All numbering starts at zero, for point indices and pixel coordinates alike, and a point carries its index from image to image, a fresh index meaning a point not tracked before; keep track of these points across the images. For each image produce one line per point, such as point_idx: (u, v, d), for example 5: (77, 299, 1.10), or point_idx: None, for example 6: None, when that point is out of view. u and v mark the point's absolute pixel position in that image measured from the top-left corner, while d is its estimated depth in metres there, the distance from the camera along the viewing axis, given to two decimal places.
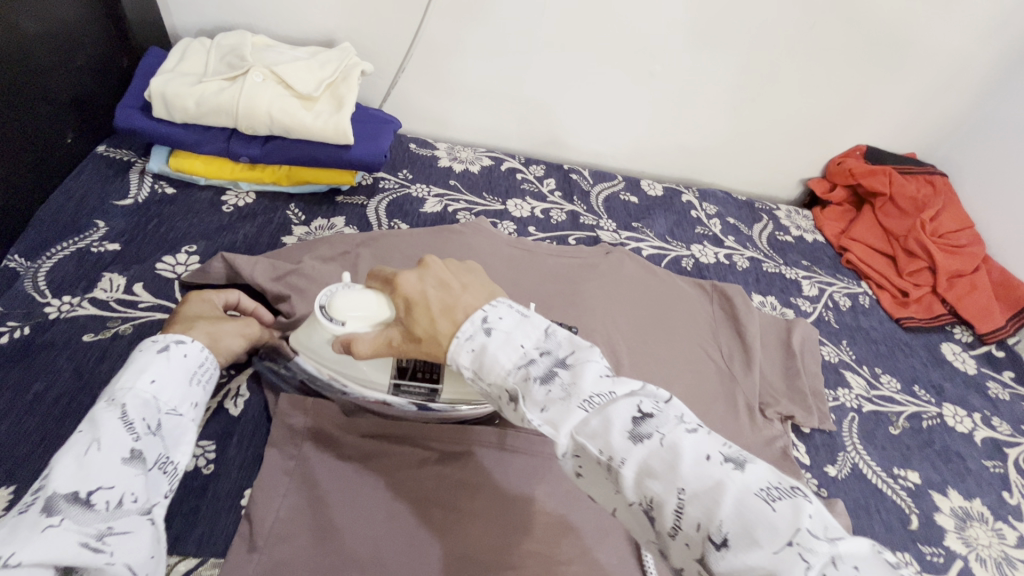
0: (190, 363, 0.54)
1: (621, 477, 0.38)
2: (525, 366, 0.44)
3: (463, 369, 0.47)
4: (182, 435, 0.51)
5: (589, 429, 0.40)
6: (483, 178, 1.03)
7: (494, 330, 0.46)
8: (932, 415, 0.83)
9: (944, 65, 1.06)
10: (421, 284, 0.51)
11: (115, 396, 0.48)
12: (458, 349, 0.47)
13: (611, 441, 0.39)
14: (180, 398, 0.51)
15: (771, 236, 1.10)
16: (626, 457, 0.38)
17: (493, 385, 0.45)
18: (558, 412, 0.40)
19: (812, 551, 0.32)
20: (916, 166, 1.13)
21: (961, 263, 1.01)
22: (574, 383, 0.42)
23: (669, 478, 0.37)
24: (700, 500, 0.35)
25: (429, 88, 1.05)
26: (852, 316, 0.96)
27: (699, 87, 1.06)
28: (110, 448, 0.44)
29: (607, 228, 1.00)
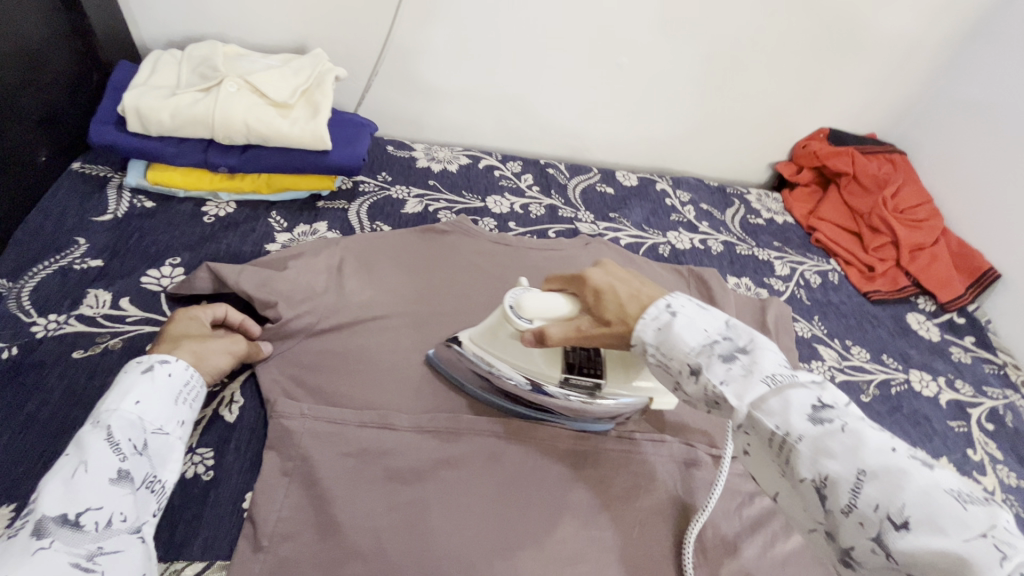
0: (175, 382, 0.56)
1: (796, 452, 0.42)
2: (709, 345, 0.49)
3: (646, 346, 0.51)
4: (169, 454, 0.53)
5: (767, 408, 0.44)
6: (462, 177, 1.05)
7: (678, 313, 0.51)
8: (900, 381, 0.87)
9: (897, 48, 1.11)
10: (609, 277, 0.57)
11: (100, 418, 0.50)
12: (644, 327, 0.52)
13: (791, 421, 0.42)
14: (167, 418, 0.53)
15: (743, 220, 1.14)
16: (805, 435, 0.42)
17: (675, 360, 0.49)
18: (738, 387, 0.45)
19: (1008, 544, 0.33)
20: (876, 145, 1.18)
21: (922, 236, 1.06)
22: (755, 362, 0.46)
23: (847, 460, 0.40)
24: (881, 483, 0.38)
25: (403, 90, 1.06)
26: (823, 293, 1.01)
27: (666, 78, 1.09)
28: (97, 471, 0.47)
29: (585, 220, 1.03)
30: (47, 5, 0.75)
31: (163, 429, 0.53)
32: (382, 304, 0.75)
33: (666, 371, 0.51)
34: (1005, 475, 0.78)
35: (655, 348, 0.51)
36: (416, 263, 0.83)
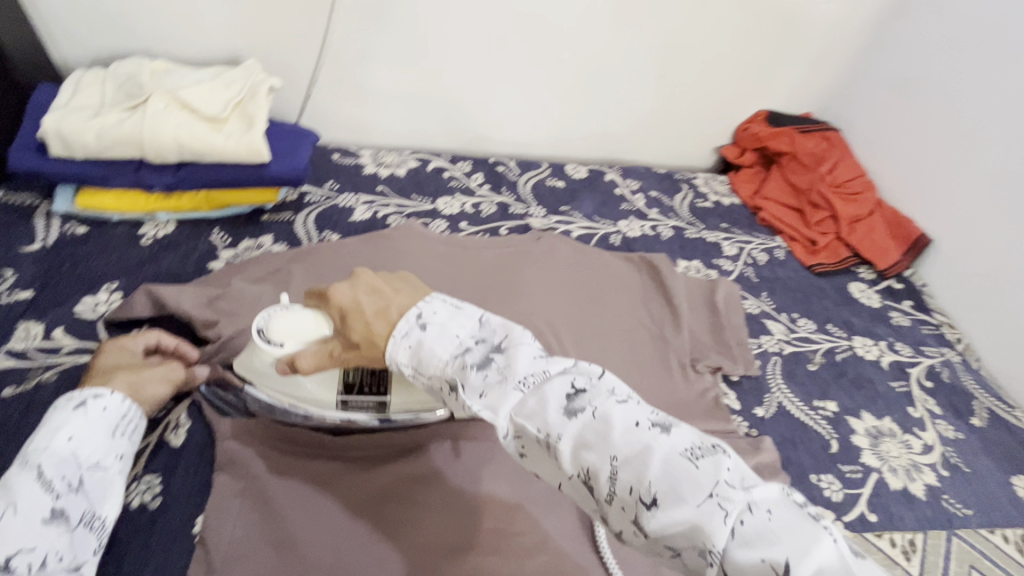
0: (112, 415, 0.54)
1: (559, 451, 0.43)
2: (461, 355, 0.48)
3: (402, 366, 0.50)
4: (109, 489, 0.52)
5: (527, 410, 0.45)
6: (411, 181, 1.05)
7: (429, 325, 0.50)
8: (844, 348, 0.91)
9: (823, 30, 1.16)
10: (353, 292, 0.53)
11: (29, 457, 0.48)
12: (397, 347, 0.49)
13: (548, 419, 0.44)
14: (103, 452, 0.52)
15: (692, 205, 1.17)
16: (562, 433, 0.43)
17: (433, 377, 0.49)
18: (494, 396, 0.45)
19: (726, 500, 0.38)
20: (812, 124, 1.22)
21: (858, 209, 1.11)
22: (508, 365, 0.46)
23: (602, 448, 0.42)
24: (631, 466, 0.40)
25: (345, 97, 1.05)
26: (769, 270, 1.04)
27: (607, 71, 1.11)
28: (26, 513, 0.45)
29: (536, 215, 1.04)
30: None
31: (101, 464, 0.51)
32: None
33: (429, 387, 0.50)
34: (944, 428, 0.82)
35: (410, 368, 0.49)
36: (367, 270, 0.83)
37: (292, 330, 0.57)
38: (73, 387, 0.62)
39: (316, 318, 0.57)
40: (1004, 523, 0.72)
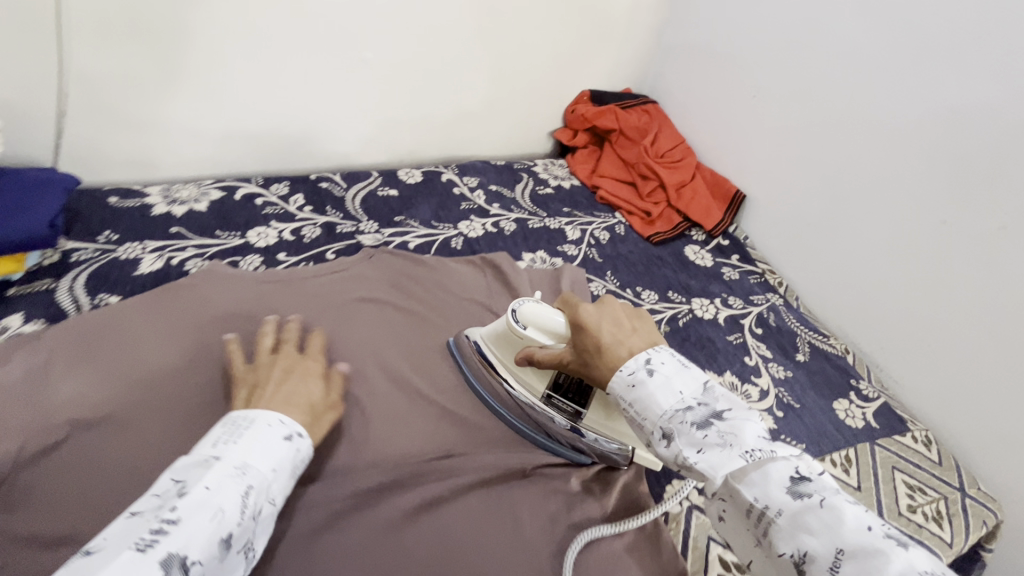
0: (299, 458, 0.53)
1: (774, 525, 0.44)
2: (684, 411, 0.50)
3: (624, 402, 0.54)
4: (226, 495, 0.45)
5: (748, 481, 0.46)
6: (214, 215, 0.91)
7: (657, 373, 0.53)
8: (684, 313, 0.95)
9: (624, 7, 1.19)
10: (601, 317, 0.60)
11: (251, 462, 0.48)
12: (624, 382, 0.54)
13: (770, 495, 0.44)
14: (237, 451, 0.48)
15: (533, 193, 1.16)
16: (785, 510, 0.43)
17: (649, 422, 0.52)
18: (715, 456, 0.47)
19: None
20: (631, 99, 1.27)
21: (683, 175, 1.16)
22: (734, 434, 0.47)
23: (824, 537, 0.41)
24: (857, 561, 0.39)
25: (111, 128, 0.88)
26: (612, 248, 1.06)
27: (418, 67, 1.06)
28: (223, 516, 0.44)
29: (368, 230, 0.96)
30: None
31: (276, 500, 0.50)
32: (119, 401, 0.63)
33: (641, 430, 0.54)
34: (775, 370, 0.89)
35: (629, 407, 0.54)
36: (162, 336, 0.70)
37: (539, 325, 0.68)
38: None
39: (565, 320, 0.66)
40: (832, 448, 0.79)
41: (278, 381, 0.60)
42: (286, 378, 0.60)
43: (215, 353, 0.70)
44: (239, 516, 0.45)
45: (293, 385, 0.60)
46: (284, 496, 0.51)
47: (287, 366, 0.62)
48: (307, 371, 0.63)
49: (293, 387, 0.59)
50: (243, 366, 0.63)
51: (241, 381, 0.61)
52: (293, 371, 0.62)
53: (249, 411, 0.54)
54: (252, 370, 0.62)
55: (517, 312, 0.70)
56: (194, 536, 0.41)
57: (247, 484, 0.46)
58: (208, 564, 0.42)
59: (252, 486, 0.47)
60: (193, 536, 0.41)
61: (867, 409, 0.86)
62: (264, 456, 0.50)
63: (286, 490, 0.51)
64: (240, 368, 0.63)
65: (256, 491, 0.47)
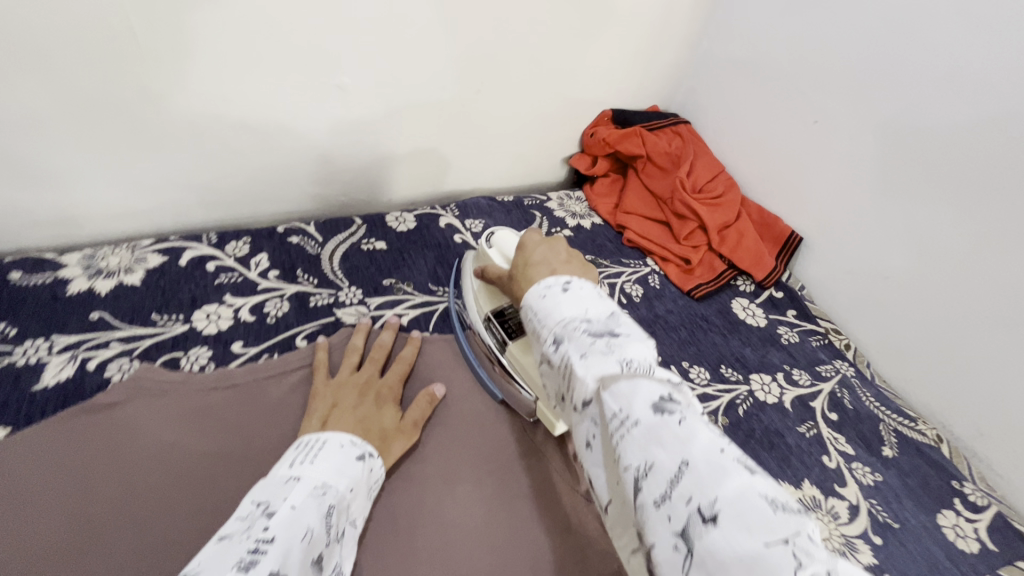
0: (371, 479, 0.54)
1: (626, 438, 0.36)
2: (580, 322, 0.46)
3: (531, 312, 0.51)
4: (311, 512, 0.44)
5: (615, 388, 0.39)
6: (150, 290, 0.71)
7: (571, 291, 0.50)
8: (744, 396, 0.78)
9: (656, 9, 0.98)
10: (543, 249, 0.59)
11: (325, 481, 0.48)
12: (538, 295, 0.51)
13: (631, 404, 0.37)
14: (315, 470, 0.49)
15: (549, 238, 0.97)
16: (642, 419, 0.36)
17: (547, 326, 0.48)
18: (595, 360, 0.42)
19: (806, 555, 0.28)
20: (660, 119, 1.08)
21: (727, 213, 0.98)
22: (623, 348, 0.43)
23: (673, 448, 0.34)
24: (698, 473, 0.32)
25: (10, 183, 0.68)
26: (647, 308, 0.88)
27: (409, 92, 0.86)
28: (313, 535, 0.43)
29: (349, 302, 0.77)
30: None
31: (351, 523, 0.51)
32: None
33: (538, 339, 0.49)
34: (862, 474, 0.72)
35: (534, 314, 0.50)
36: (62, 488, 0.53)
37: (503, 247, 0.69)
38: None
39: None
40: None
41: (357, 404, 0.61)
42: (361, 402, 0.62)
43: (132, 511, 0.52)
44: (326, 533, 0.45)
45: (368, 409, 0.61)
46: (361, 518, 0.53)
47: (362, 389, 0.64)
48: (382, 396, 0.64)
49: (367, 411, 0.60)
50: (325, 380, 0.64)
51: (318, 398, 0.62)
52: (367, 394, 0.63)
53: (321, 432, 0.55)
54: (331, 389, 0.63)
55: (493, 234, 0.72)
56: (294, 555, 0.40)
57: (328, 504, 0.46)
58: None
59: (333, 506, 0.47)
60: (293, 553, 0.40)
61: (979, 526, 0.69)
62: (338, 473, 0.50)
63: (362, 511, 0.53)
64: (320, 379, 0.65)
65: (336, 511, 0.48)
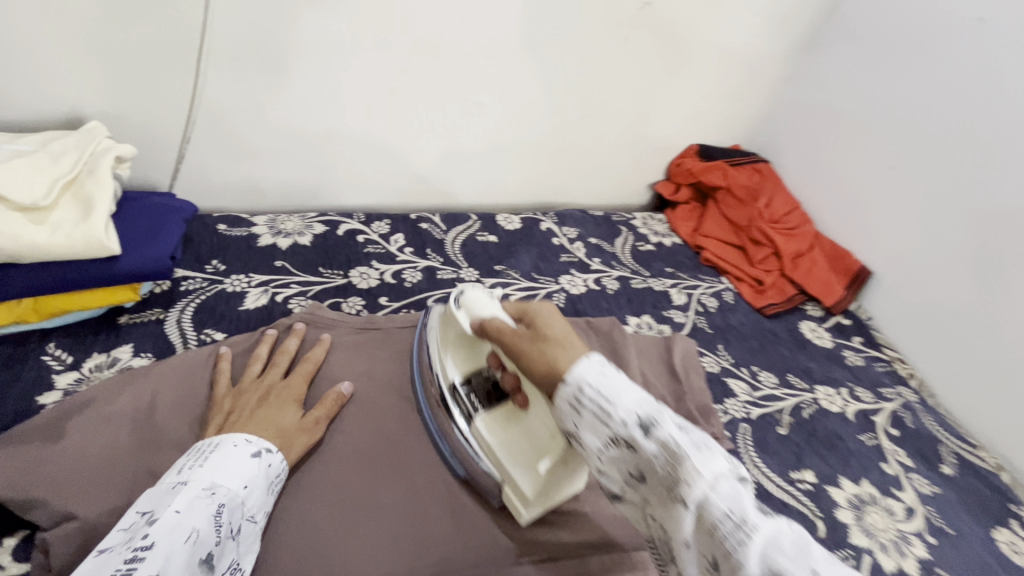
0: (273, 473, 0.54)
1: (748, 544, 0.38)
2: (651, 417, 0.45)
3: (582, 386, 0.47)
4: (199, 515, 0.45)
5: (721, 492, 0.40)
6: (318, 250, 0.88)
7: (619, 376, 0.48)
8: (809, 402, 0.85)
9: (747, 61, 1.12)
10: (552, 325, 0.56)
11: (214, 485, 0.48)
12: (585, 380, 0.48)
13: (746, 510, 0.39)
14: (205, 472, 0.49)
15: (633, 249, 1.09)
16: (756, 522, 0.38)
17: (616, 415, 0.45)
18: (701, 457, 0.42)
19: None
20: (742, 157, 1.20)
21: (800, 243, 1.08)
22: (702, 440, 0.44)
23: (799, 560, 0.37)
24: None
25: (227, 156, 0.88)
26: (721, 317, 0.98)
27: (531, 112, 1.03)
28: (196, 539, 0.44)
29: (468, 279, 0.91)
30: None
31: (254, 517, 0.51)
32: None
33: (599, 421, 0.46)
34: (920, 483, 0.77)
35: (593, 389, 0.47)
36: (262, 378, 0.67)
37: (471, 309, 0.64)
38: None
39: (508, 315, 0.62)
40: None
41: (256, 407, 0.60)
42: (259, 406, 0.60)
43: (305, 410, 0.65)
44: (215, 534, 0.46)
45: (266, 413, 0.59)
46: (265, 512, 0.52)
47: (260, 394, 0.62)
48: (282, 396, 0.62)
49: (264, 413, 0.59)
50: (226, 389, 0.62)
51: (217, 405, 0.60)
52: (268, 397, 0.62)
53: (214, 436, 0.54)
54: (231, 396, 0.61)
55: (463, 293, 0.67)
56: (172, 558, 0.42)
57: (213, 507, 0.46)
58: None
59: (222, 505, 0.47)
60: (170, 558, 0.41)
61: None
62: (225, 478, 0.49)
63: (265, 505, 0.52)
64: (221, 390, 0.62)
65: (229, 509, 0.48)
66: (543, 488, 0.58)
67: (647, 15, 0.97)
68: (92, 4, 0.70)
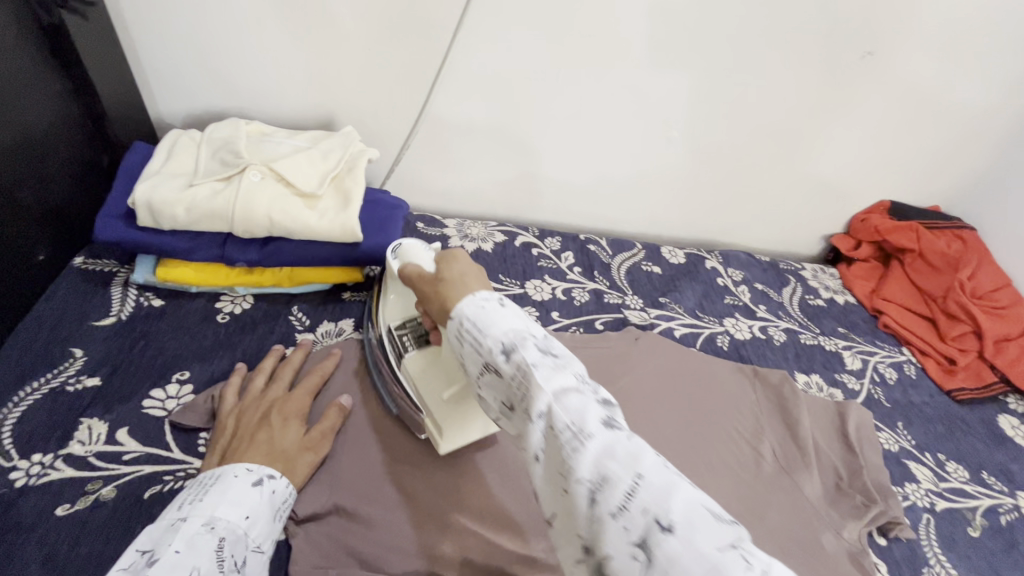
0: (277, 499, 0.52)
1: (580, 451, 0.37)
2: (517, 337, 0.44)
3: (464, 321, 0.46)
4: (201, 553, 0.44)
5: (566, 405, 0.40)
6: (498, 257, 0.96)
7: (503, 303, 0.47)
8: (1009, 508, 0.76)
9: (969, 118, 1.02)
10: (459, 267, 0.53)
11: (211, 522, 0.46)
12: (464, 315, 0.47)
13: (586, 420, 0.39)
14: (203, 507, 0.47)
15: (802, 302, 1.04)
16: (595, 435, 0.38)
17: (488, 338, 0.44)
18: (549, 371, 0.41)
19: (754, 558, 0.33)
20: (943, 220, 1.08)
21: (1007, 326, 0.96)
22: (563, 364, 0.43)
23: (628, 465, 0.37)
24: (654, 490, 0.35)
25: (436, 163, 1.00)
26: (901, 391, 0.90)
27: (716, 151, 1.03)
28: None
29: (633, 306, 0.93)
30: (57, 88, 0.67)
31: (260, 547, 0.49)
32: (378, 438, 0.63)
33: (475, 351, 0.45)
34: None
35: (469, 322, 0.46)
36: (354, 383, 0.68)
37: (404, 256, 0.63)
38: (130, 507, 0.53)
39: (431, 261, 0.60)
40: None
41: (256, 427, 0.58)
42: (262, 424, 0.58)
43: None
44: (216, 571, 0.44)
45: (267, 431, 0.57)
46: (271, 541, 0.50)
47: (265, 410, 0.60)
48: (288, 412, 0.60)
49: (266, 434, 0.57)
50: (231, 405, 0.61)
51: (221, 428, 0.59)
52: (271, 413, 0.60)
53: (220, 468, 0.52)
54: (234, 415, 0.60)
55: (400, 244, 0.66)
56: None
57: (215, 543, 0.45)
58: None
59: (224, 540, 0.46)
60: None
61: None
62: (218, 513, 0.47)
63: (271, 533, 0.50)
64: (227, 403, 0.61)
65: (230, 543, 0.46)
66: (455, 421, 0.58)
67: (865, 65, 0.93)
68: (366, 29, 0.82)
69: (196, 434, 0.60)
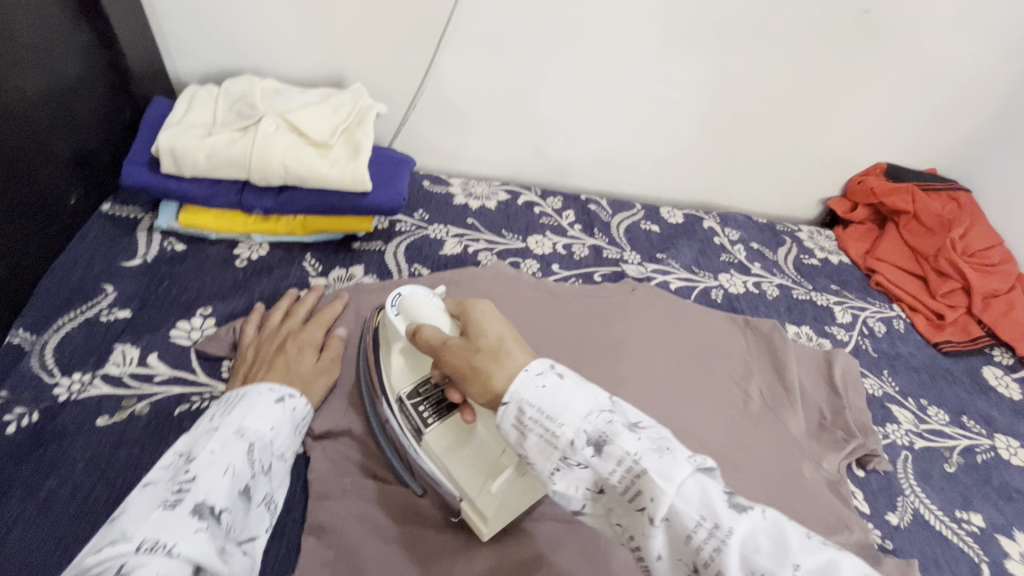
0: (298, 416, 0.57)
1: (723, 549, 0.37)
2: (602, 427, 0.41)
3: (532, 413, 0.43)
4: (235, 453, 0.49)
5: (686, 496, 0.38)
6: (501, 214, 1.00)
7: (565, 381, 0.44)
8: (986, 448, 0.79)
9: (967, 79, 1.03)
10: (491, 333, 0.50)
11: (242, 429, 0.51)
12: (529, 407, 0.43)
13: (715, 510, 0.38)
14: (234, 418, 0.52)
15: (797, 261, 1.07)
16: (729, 523, 0.37)
17: (569, 432, 0.41)
18: (657, 461, 0.39)
19: None
20: (939, 181, 1.10)
21: (996, 283, 0.98)
22: (662, 444, 0.41)
23: (773, 553, 0.36)
24: (811, 572, 0.35)
25: (441, 123, 1.03)
26: (889, 343, 0.93)
27: (716, 112, 1.05)
28: (235, 474, 0.48)
29: (631, 261, 0.97)
30: (84, 40, 0.71)
31: (283, 456, 0.54)
32: None
33: (551, 445, 0.42)
34: None
35: (539, 412, 0.43)
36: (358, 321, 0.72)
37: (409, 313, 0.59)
38: (162, 421, 0.58)
39: (447, 320, 0.56)
40: None
41: (272, 355, 0.62)
42: (279, 352, 0.63)
43: None
44: (249, 468, 0.49)
45: (283, 357, 0.62)
46: (292, 452, 0.56)
47: (280, 340, 0.65)
48: (301, 340, 0.65)
49: (283, 360, 0.62)
50: (249, 337, 0.65)
51: (241, 356, 0.63)
52: (285, 342, 0.65)
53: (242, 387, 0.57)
54: (252, 346, 0.64)
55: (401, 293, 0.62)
56: (217, 488, 0.45)
57: (247, 445, 0.50)
58: (234, 512, 0.46)
59: (254, 444, 0.51)
60: (213, 487, 0.45)
61: None
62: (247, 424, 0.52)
63: (292, 445, 0.56)
64: (246, 336, 0.66)
65: (258, 447, 0.51)
66: (505, 503, 0.52)
67: (864, 23, 0.94)
68: None
69: (219, 361, 0.65)
